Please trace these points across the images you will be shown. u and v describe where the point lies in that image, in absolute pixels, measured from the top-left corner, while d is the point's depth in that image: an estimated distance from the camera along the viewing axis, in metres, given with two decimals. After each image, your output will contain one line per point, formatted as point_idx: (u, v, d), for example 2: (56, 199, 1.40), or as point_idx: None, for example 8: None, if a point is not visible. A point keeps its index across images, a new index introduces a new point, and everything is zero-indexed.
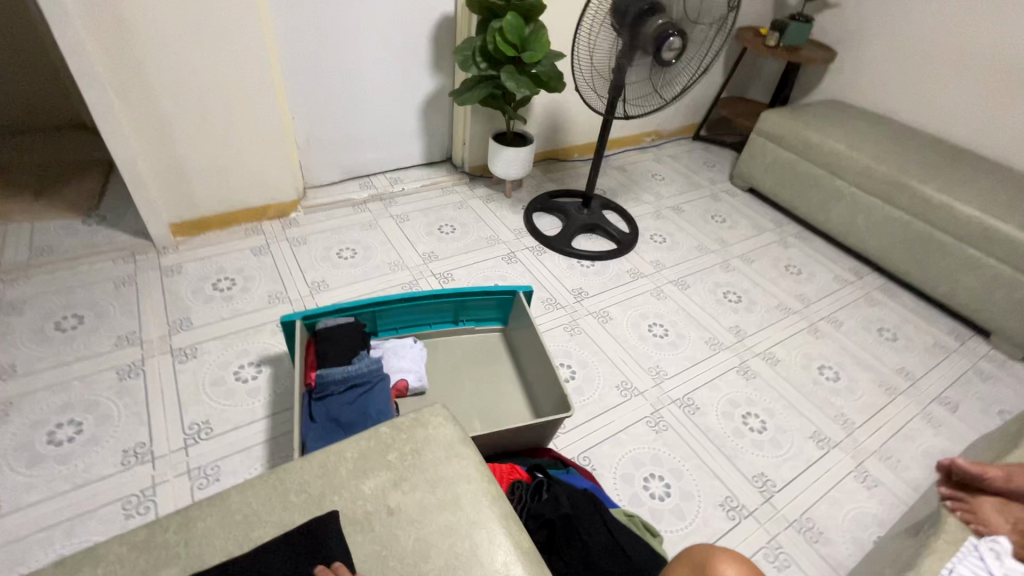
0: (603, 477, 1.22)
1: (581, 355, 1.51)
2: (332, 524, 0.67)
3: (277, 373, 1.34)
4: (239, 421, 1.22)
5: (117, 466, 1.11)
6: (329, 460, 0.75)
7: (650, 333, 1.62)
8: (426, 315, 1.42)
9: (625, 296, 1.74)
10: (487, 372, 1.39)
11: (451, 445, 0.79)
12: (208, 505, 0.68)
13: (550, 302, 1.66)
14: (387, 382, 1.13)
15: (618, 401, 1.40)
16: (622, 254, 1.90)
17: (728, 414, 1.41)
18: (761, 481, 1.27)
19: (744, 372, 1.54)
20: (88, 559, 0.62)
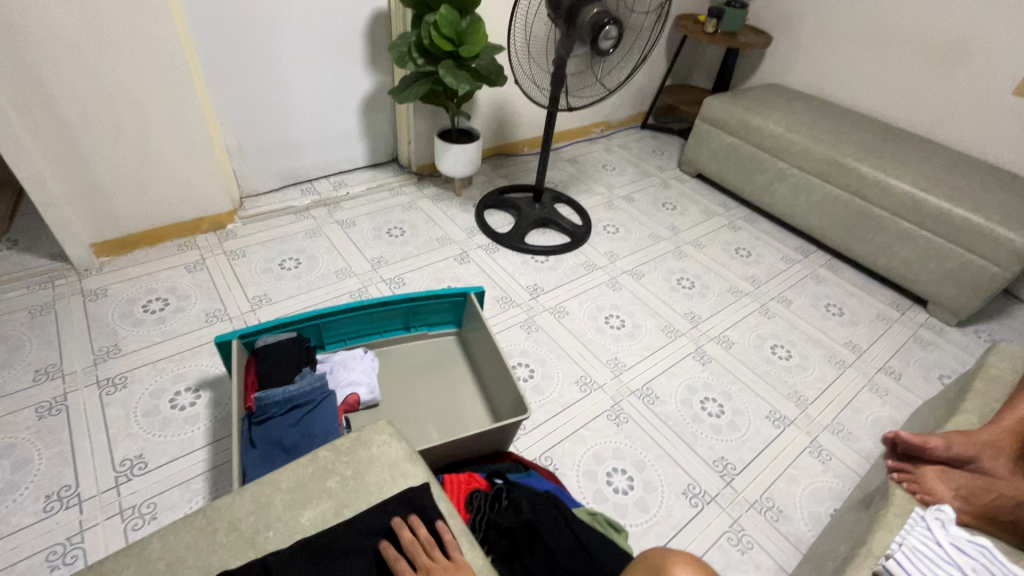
0: (565, 476, 1.21)
1: (539, 352, 1.49)
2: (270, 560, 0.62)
3: (218, 396, 1.25)
4: (177, 451, 1.14)
5: (38, 513, 1.01)
6: (263, 493, 0.69)
7: (607, 325, 1.62)
8: (375, 324, 1.36)
9: (581, 289, 1.73)
10: (442, 377, 1.35)
11: (396, 463, 0.75)
12: (124, 556, 0.62)
13: (505, 300, 1.63)
14: (333, 400, 1.07)
15: (577, 397, 1.38)
16: (576, 247, 1.89)
17: (687, 400, 1.42)
18: (721, 465, 1.28)
19: (700, 357, 1.55)
20: None
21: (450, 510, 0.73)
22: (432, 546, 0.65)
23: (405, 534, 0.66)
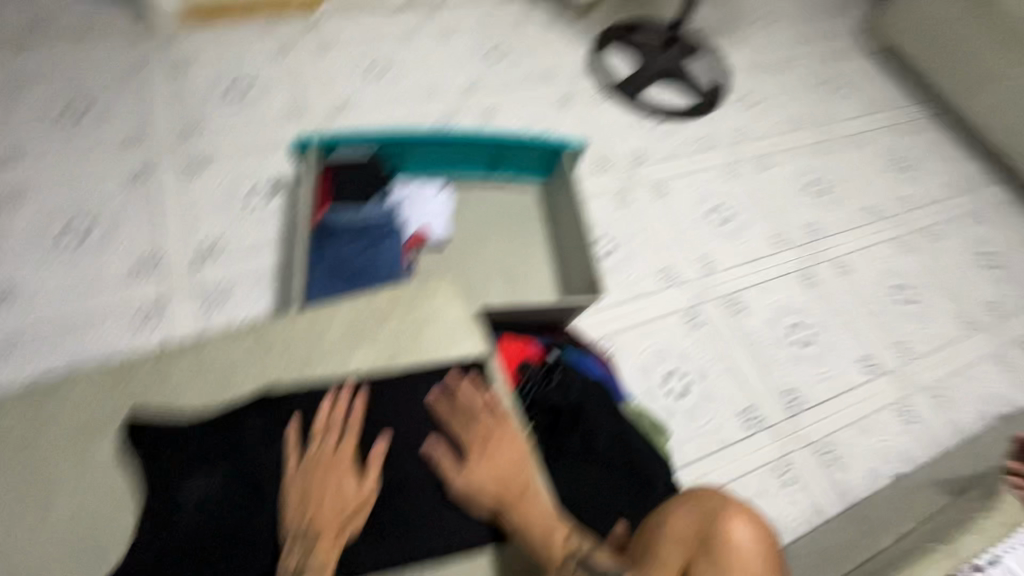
0: (621, 365, 1.15)
1: (625, 230, 1.33)
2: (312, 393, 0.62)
3: (292, 201, 1.23)
4: (251, 246, 1.16)
5: (131, 274, 1.09)
6: (317, 322, 0.66)
7: (710, 216, 1.41)
8: (456, 159, 1.24)
9: (691, 168, 1.48)
10: (517, 234, 1.24)
11: (456, 326, 0.69)
12: (186, 349, 0.64)
13: (602, 162, 1.42)
14: (400, 236, 1.02)
15: (655, 288, 1.26)
16: (700, 115, 1.58)
17: (774, 320, 1.27)
18: (789, 396, 1.18)
19: (806, 278, 1.35)
20: (65, 388, 0.60)
21: (505, 383, 0.67)
22: (489, 410, 0.62)
23: (466, 388, 0.64)
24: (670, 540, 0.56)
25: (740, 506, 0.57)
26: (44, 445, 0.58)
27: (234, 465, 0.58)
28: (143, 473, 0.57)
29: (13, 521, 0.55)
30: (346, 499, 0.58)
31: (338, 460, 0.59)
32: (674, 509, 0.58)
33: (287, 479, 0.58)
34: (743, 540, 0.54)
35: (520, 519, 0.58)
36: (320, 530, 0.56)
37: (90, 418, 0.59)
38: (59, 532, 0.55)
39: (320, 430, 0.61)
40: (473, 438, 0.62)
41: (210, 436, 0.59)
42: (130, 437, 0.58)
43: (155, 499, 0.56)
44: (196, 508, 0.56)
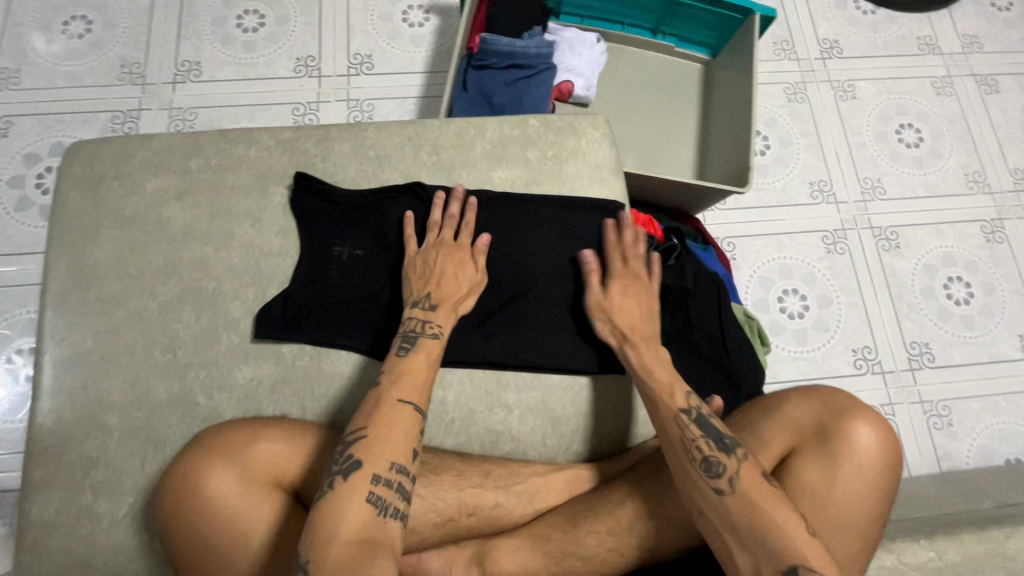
0: (738, 269, 1.09)
1: (788, 130, 1.18)
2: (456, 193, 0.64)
3: (445, 27, 1.18)
4: (399, 65, 1.15)
5: (291, 70, 1.13)
6: (467, 132, 0.67)
7: (896, 135, 1.20)
8: (623, 10, 1.12)
9: (891, 75, 1.24)
10: (666, 108, 1.14)
11: (599, 167, 0.67)
12: (347, 130, 0.66)
13: (784, 47, 1.23)
14: (552, 76, 0.96)
15: (802, 200, 1.14)
16: (929, 8, 1.27)
17: (932, 268, 1.11)
18: (918, 350, 1.06)
19: (991, 231, 1.14)
20: (245, 140, 0.65)
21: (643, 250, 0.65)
22: (643, 253, 0.61)
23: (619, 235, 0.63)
24: (782, 424, 0.55)
25: (871, 412, 0.53)
26: (224, 184, 0.63)
27: (384, 237, 0.61)
28: (305, 223, 0.62)
29: (197, 238, 0.61)
30: (462, 281, 0.59)
31: (458, 246, 0.61)
32: (794, 398, 0.56)
33: (409, 252, 0.60)
34: (865, 444, 0.51)
35: (643, 355, 0.57)
36: (439, 299, 0.58)
37: (262, 169, 0.64)
38: (233, 256, 0.61)
39: (437, 222, 0.62)
40: (619, 272, 0.61)
41: (366, 207, 0.62)
42: (296, 193, 0.63)
43: (313, 249, 0.61)
44: (346, 264, 0.60)
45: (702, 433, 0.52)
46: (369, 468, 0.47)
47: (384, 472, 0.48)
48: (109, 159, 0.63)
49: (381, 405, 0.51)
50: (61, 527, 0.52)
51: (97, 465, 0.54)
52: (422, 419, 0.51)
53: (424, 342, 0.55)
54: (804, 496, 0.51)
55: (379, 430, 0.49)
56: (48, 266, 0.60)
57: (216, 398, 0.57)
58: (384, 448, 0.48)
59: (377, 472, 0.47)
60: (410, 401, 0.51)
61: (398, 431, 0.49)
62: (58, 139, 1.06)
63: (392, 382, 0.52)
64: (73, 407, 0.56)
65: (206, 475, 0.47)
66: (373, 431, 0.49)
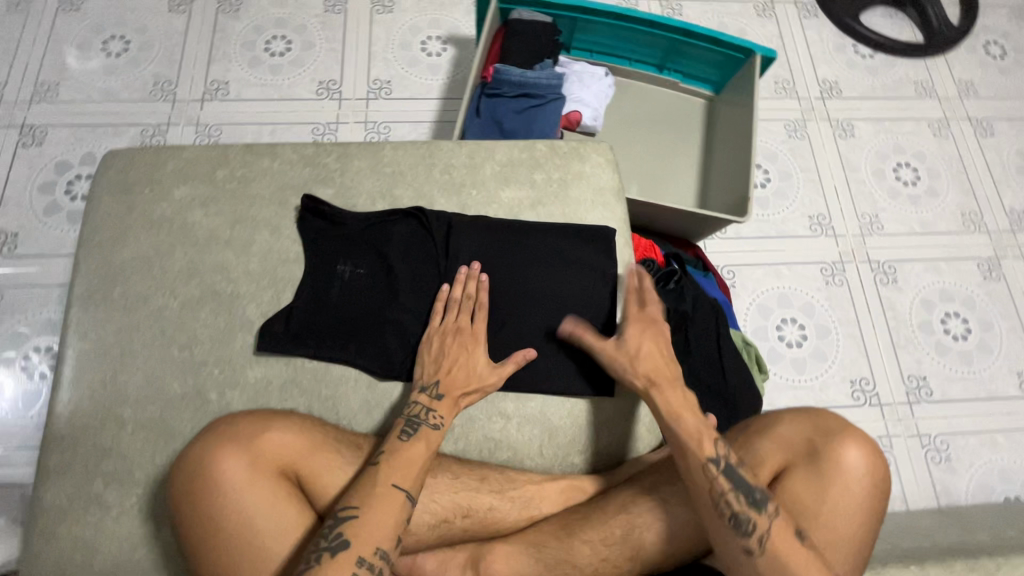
0: (738, 297, 1.11)
1: (788, 165, 1.22)
2: (458, 216, 0.67)
3: (461, 57, 1.24)
4: (415, 92, 1.20)
5: (313, 93, 1.19)
6: (478, 154, 0.71)
7: (894, 174, 1.23)
8: (631, 46, 1.18)
9: (889, 115, 1.28)
10: (669, 140, 1.19)
11: (601, 191, 0.70)
12: (365, 148, 0.70)
13: (785, 86, 1.28)
14: (561, 105, 1.00)
15: (801, 233, 1.17)
16: (925, 55, 1.32)
17: (929, 303, 1.13)
18: (916, 383, 1.07)
19: (987, 269, 1.17)
20: (269, 154, 0.69)
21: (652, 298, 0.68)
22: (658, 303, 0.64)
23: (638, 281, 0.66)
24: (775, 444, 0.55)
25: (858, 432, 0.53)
26: (247, 193, 0.67)
27: (386, 257, 0.64)
28: (313, 242, 0.64)
29: (219, 243, 0.64)
30: (474, 366, 0.59)
31: (472, 332, 0.61)
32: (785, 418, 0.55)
33: (427, 332, 0.61)
34: (850, 462, 0.51)
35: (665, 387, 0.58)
36: (445, 390, 0.57)
37: (282, 181, 0.68)
38: (252, 262, 0.64)
39: (456, 300, 0.62)
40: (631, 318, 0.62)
41: (370, 228, 0.65)
42: (305, 212, 0.66)
43: (319, 267, 0.63)
44: (351, 280, 0.63)
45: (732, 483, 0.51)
46: (355, 551, 0.45)
47: (368, 555, 0.46)
48: (142, 167, 0.67)
49: (377, 486, 0.49)
50: (72, 514, 0.54)
51: (110, 456, 0.56)
52: (411, 504, 0.49)
53: (425, 431, 0.54)
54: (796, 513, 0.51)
55: (370, 511, 0.47)
56: (77, 265, 0.63)
57: (228, 395, 0.59)
58: (371, 531, 0.47)
59: (361, 556, 0.45)
60: (405, 488, 0.50)
61: (388, 516, 0.48)
62: (88, 149, 1.11)
63: (391, 465, 0.50)
64: (90, 399, 0.58)
65: (219, 456, 0.46)
66: (362, 511, 0.47)
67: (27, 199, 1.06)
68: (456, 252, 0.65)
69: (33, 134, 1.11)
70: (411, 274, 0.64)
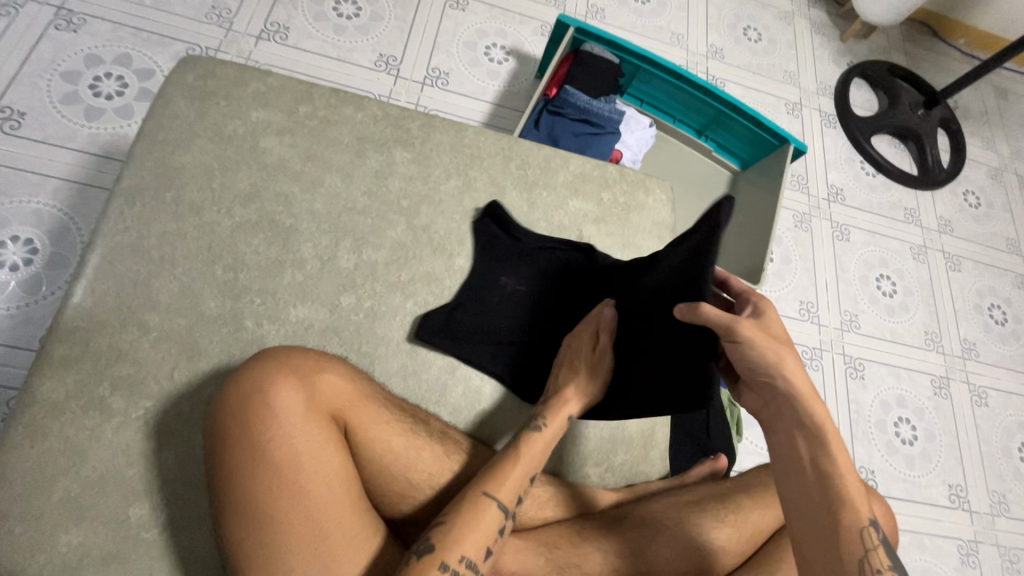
0: None
1: (791, 251, 1.32)
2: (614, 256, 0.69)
3: (520, 71, 1.27)
4: (471, 90, 1.22)
5: (371, 62, 1.18)
6: (554, 160, 0.73)
7: (876, 283, 1.35)
8: (679, 106, 1.25)
9: (879, 231, 1.42)
10: (693, 201, 1.26)
11: (659, 225, 0.74)
12: (448, 124, 0.71)
13: (800, 181, 1.40)
14: (615, 140, 1.05)
15: (791, 314, 1.25)
16: (917, 186, 1.48)
17: (887, 405, 1.23)
18: (864, 475, 1.15)
19: (938, 386, 1.28)
20: (354, 104, 0.68)
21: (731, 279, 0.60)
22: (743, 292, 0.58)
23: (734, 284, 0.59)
24: None
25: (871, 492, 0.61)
26: (325, 134, 0.66)
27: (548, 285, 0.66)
28: (485, 247, 0.66)
29: (287, 174, 0.63)
30: (579, 371, 0.60)
31: (578, 343, 0.61)
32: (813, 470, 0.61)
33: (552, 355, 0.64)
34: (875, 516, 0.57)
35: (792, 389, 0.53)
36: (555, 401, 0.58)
37: (362, 133, 0.67)
38: (317, 202, 0.62)
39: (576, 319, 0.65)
40: (777, 327, 0.54)
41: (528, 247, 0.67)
42: (492, 219, 0.67)
43: (485, 273, 0.65)
44: (509, 288, 0.65)
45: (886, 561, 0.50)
46: (439, 556, 0.45)
47: (453, 562, 0.45)
48: (224, 80, 0.65)
49: (466, 495, 0.49)
50: (67, 413, 0.50)
51: (124, 360, 0.52)
52: (506, 523, 0.49)
53: (529, 444, 0.54)
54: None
55: (461, 520, 0.47)
56: (131, 157, 0.60)
57: (264, 327, 0.56)
58: (460, 540, 0.46)
59: (446, 561, 0.45)
60: (496, 498, 0.49)
61: (481, 529, 0.47)
62: (125, 51, 1.05)
63: (483, 477, 0.50)
64: (116, 296, 0.54)
65: (269, 395, 0.44)
66: (451, 520, 0.47)
67: (45, 82, 0.99)
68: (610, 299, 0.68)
69: (69, 19, 1.04)
70: (569, 302, 0.67)
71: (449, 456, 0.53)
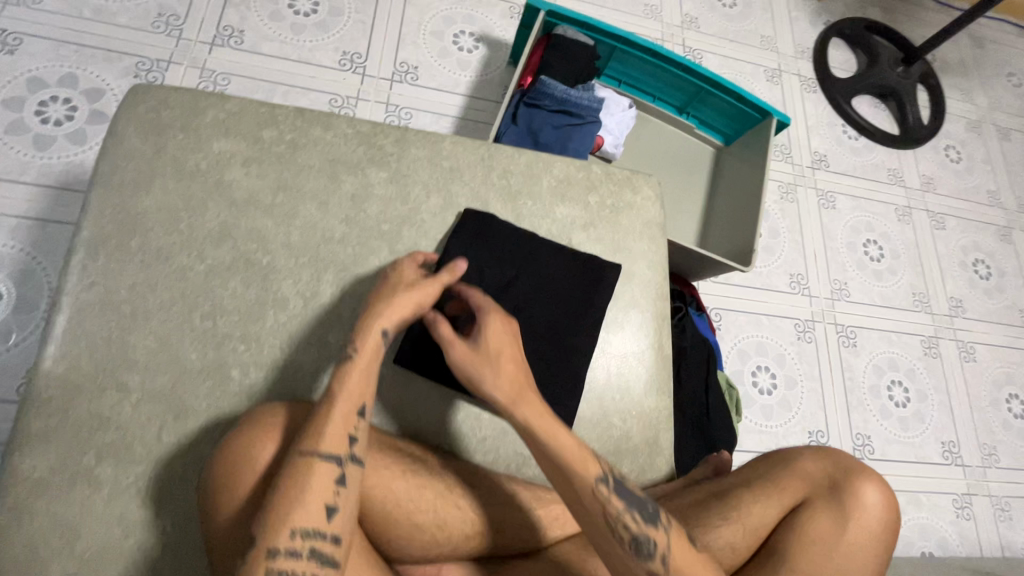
0: (722, 338, 1.18)
1: (779, 224, 1.31)
2: (612, 263, 0.67)
3: (492, 58, 1.21)
4: (442, 83, 1.17)
5: (335, 61, 1.11)
6: (536, 165, 0.70)
7: (863, 248, 1.36)
8: (658, 84, 1.22)
9: (864, 195, 1.41)
10: (678, 181, 1.24)
11: (649, 224, 0.72)
12: (423, 137, 0.67)
13: (783, 151, 1.38)
14: (597, 128, 1.01)
15: (782, 288, 1.25)
16: (898, 146, 1.47)
17: (879, 370, 1.25)
18: (861, 440, 1.18)
19: (927, 346, 1.30)
20: (322, 123, 0.64)
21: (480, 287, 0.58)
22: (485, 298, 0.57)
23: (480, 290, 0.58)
24: (797, 474, 0.59)
25: (874, 473, 0.58)
26: (294, 159, 0.62)
27: (530, 280, 0.64)
28: (477, 242, 0.63)
29: (258, 208, 0.59)
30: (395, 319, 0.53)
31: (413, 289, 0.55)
32: (807, 453, 0.60)
33: None
34: (871, 503, 0.55)
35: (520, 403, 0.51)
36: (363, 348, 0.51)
37: (334, 155, 0.63)
38: (292, 235, 0.59)
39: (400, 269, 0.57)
40: (489, 334, 0.54)
41: (522, 242, 0.65)
42: (472, 220, 0.64)
43: (472, 266, 0.63)
44: (504, 278, 0.63)
45: (623, 505, 0.48)
46: (266, 542, 0.41)
47: (285, 541, 0.41)
48: (179, 109, 0.61)
49: (284, 463, 0.44)
50: (53, 488, 0.48)
51: (106, 426, 0.50)
52: (339, 468, 0.45)
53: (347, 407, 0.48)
54: (813, 541, 0.54)
55: (281, 494, 0.43)
56: (89, 205, 0.56)
57: (251, 376, 0.54)
58: (292, 513, 0.42)
59: (274, 544, 0.41)
60: (316, 451, 0.45)
61: (311, 493, 0.43)
62: (69, 70, 0.98)
63: (298, 438, 0.46)
64: (90, 359, 0.51)
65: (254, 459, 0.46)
66: (273, 494, 0.43)
67: None
68: (599, 298, 0.65)
69: (4, 40, 0.97)
70: (555, 296, 0.64)
71: (450, 491, 0.53)
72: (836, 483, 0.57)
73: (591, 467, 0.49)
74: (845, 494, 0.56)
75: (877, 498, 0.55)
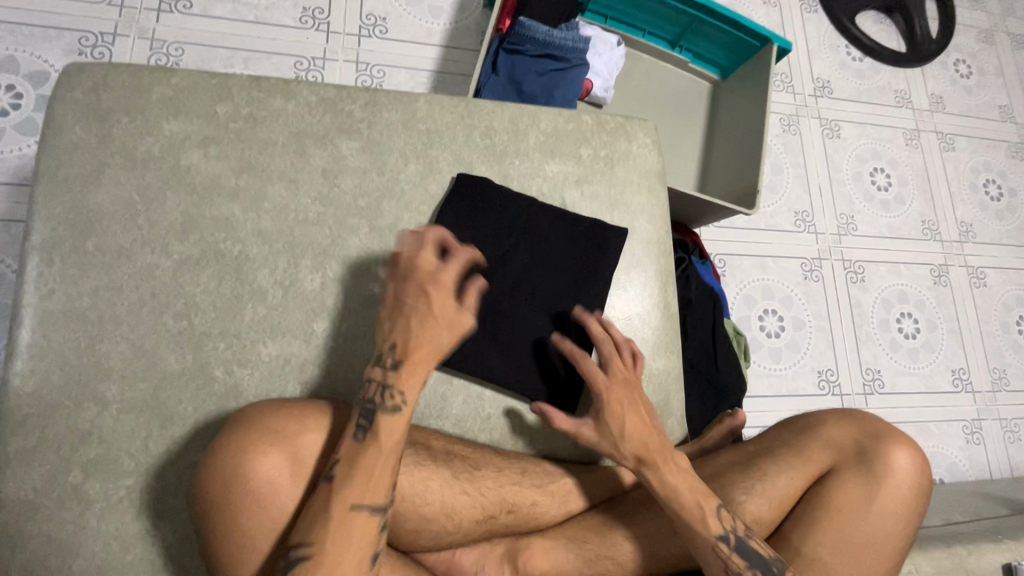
0: (727, 285, 1.14)
1: (782, 158, 1.24)
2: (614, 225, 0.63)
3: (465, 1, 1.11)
4: (415, 33, 1.07)
5: (295, 19, 1.02)
6: (522, 120, 0.64)
7: (870, 177, 1.30)
8: (648, 17, 1.12)
9: (870, 120, 1.34)
10: (675, 123, 1.16)
11: (648, 175, 0.66)
12: (395, 98, 0.61)
13: (785, 80, 1.30)
14: (584, 72, 0.94)
15: (787, 227, 1.20)
16: (905, 64, 1.38)
17: (888, 303, 1.22)
18: (870, 375, 1.17)
19: (937, 274, 1.27)
20: (282, 92, 0.58)
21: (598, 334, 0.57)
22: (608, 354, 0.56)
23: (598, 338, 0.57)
24: (824, 443, 0.58)
25: (905, 436, 0.57)
26: (255, 136, 0.56)
27: (528, 249, 0.60)
28: (467, 211, 0.59)
29: (222, 193, 0.54)
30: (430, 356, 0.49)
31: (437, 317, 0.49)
32: (833, 420, 0.59)
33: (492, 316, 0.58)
34: (902, 466, 0.55)
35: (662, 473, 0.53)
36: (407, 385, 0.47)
37: (298, 128, 0.58)
38: (263, 220, 0.55)
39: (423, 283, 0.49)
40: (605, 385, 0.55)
41: (518, 208, 0.60)
42: (465, 185, 0.59)
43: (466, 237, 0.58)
44: (501, 252, 0.59)
45: (748, 562, 0.51)
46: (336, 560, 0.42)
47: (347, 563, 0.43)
48: (121, 90, 0.55)
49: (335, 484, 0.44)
50: (44, 509, 0.46)
51: (90, 440, 0.47)
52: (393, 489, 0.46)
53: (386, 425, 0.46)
54: (842, 510, 0.54)
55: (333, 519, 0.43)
56: (37, 206, 0.51)
57: (236, 374, 0.51)
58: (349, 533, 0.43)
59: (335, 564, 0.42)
60: (374, 478, 0.45)
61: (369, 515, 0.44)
62: (8, 53, 0.90)
63: (347, 461, 0.45)
64: (62, 372, 0.48)
65: (257, 470, 0.45)
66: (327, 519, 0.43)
67: None
68: (604, 263, 0.61)
69: None
70: (557, 263, 0.60)
71: (456, 479, 0.53)
72: (864, 451, 0.56)
73: (716, 526, 0.51)
74: (875, 461, 0.55)
75: (909, 462, 0.55)
